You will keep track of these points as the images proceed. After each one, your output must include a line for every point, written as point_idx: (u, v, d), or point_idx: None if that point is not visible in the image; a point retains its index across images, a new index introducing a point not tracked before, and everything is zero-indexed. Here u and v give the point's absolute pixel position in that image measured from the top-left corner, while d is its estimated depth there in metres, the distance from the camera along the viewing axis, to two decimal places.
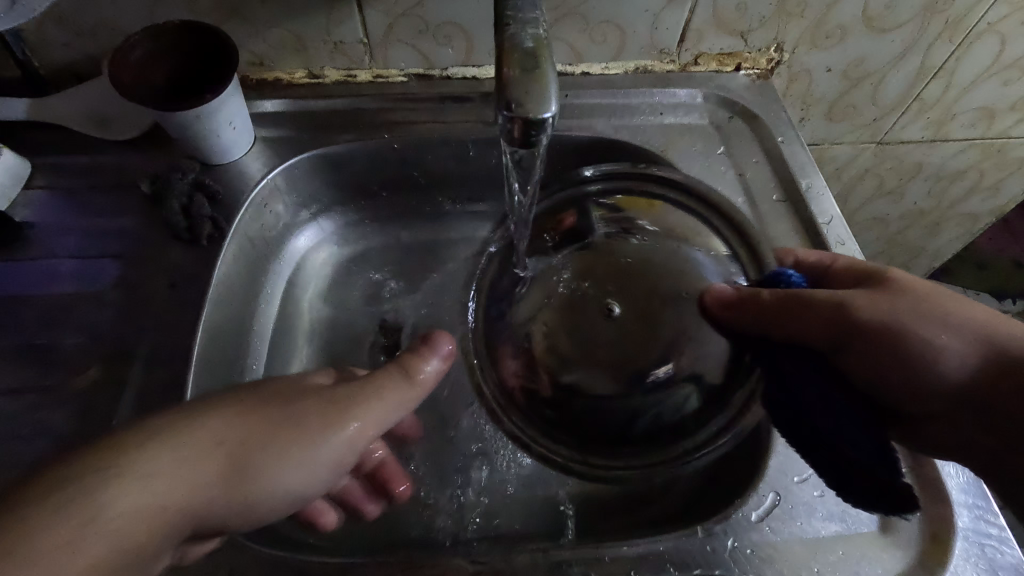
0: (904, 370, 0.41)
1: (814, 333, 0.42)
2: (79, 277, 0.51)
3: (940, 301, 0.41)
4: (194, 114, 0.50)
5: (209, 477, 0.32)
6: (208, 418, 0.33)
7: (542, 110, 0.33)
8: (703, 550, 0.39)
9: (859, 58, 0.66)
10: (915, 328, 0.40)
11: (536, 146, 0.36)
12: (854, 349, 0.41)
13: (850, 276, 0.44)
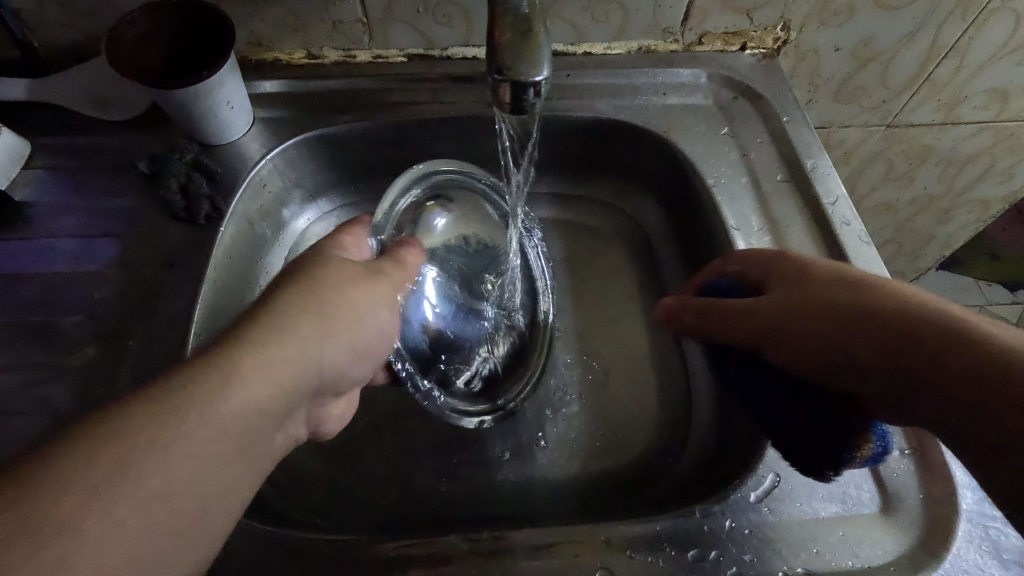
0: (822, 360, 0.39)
1: (738, 335, 0.43)
2: (78, 256, 0.51)
3: (837, 288, 0.40)
4: (191, 92, 0.50)
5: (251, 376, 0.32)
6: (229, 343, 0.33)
7: (532, 74, 0.33)
8: (699, 529, 0.39)
9: (868, 37, 0.64)
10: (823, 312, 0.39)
11: (530, 112, 0.35)
12: (766, 343, 0.41)
13: (771, 273, 0.43)
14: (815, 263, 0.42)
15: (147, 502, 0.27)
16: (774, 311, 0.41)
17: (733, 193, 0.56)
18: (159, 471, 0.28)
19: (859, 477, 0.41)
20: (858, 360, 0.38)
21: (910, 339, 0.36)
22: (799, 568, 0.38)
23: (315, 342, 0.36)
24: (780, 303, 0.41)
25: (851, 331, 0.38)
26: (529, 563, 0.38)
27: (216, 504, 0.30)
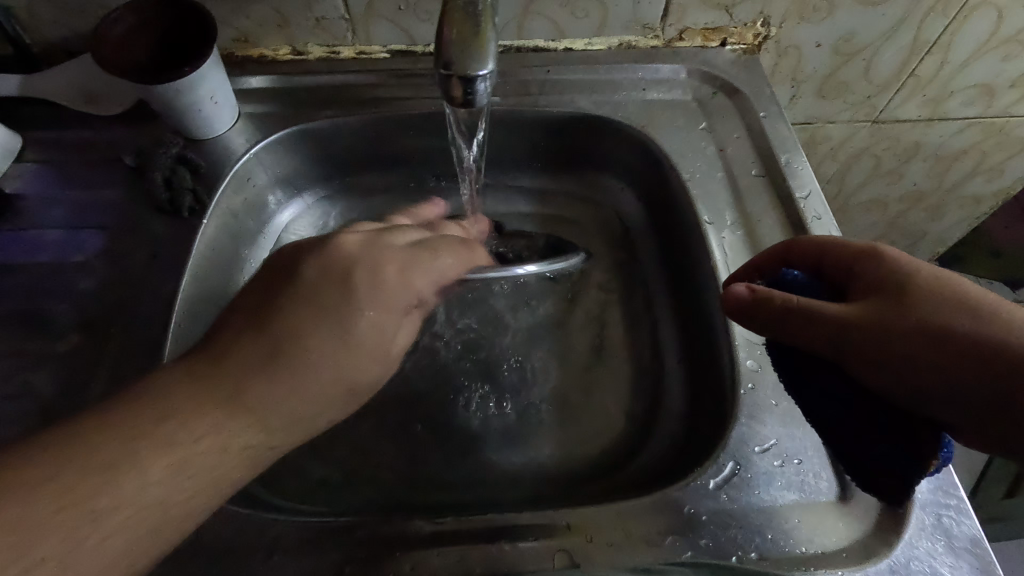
0: (920, 376, 0.36)
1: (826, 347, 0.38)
2: (64, 247, 0.52)
3: (938, 303, 0.37)
4: (175, 87, 0.51)
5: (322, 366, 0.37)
6: (314, 334, 0.37)
7: (478, 69, 0.35)
8: (659, 515, 0.40)
9: (849, 33, 0.65)
10: (923, 330, 0.36)
11: (478, 105, 0.38)
12: (859, 357, 0.38)
13: (856, 271, 0.40)
14: (904, 260, 0.39)
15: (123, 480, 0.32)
16: (876, 323, 0.37)
17: (708, 187, 0.57)
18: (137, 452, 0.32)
19: (818, 467, 0.42)
20: (960, 374, 0.35)
21: (1011, 354, 0.35)
22: (753, 552, 0.38)
23: (381, 348, 0.39)
24: (875, 313, 0.37)
25: (954, 344, 0.35)
26: (492, 544, 0.39)
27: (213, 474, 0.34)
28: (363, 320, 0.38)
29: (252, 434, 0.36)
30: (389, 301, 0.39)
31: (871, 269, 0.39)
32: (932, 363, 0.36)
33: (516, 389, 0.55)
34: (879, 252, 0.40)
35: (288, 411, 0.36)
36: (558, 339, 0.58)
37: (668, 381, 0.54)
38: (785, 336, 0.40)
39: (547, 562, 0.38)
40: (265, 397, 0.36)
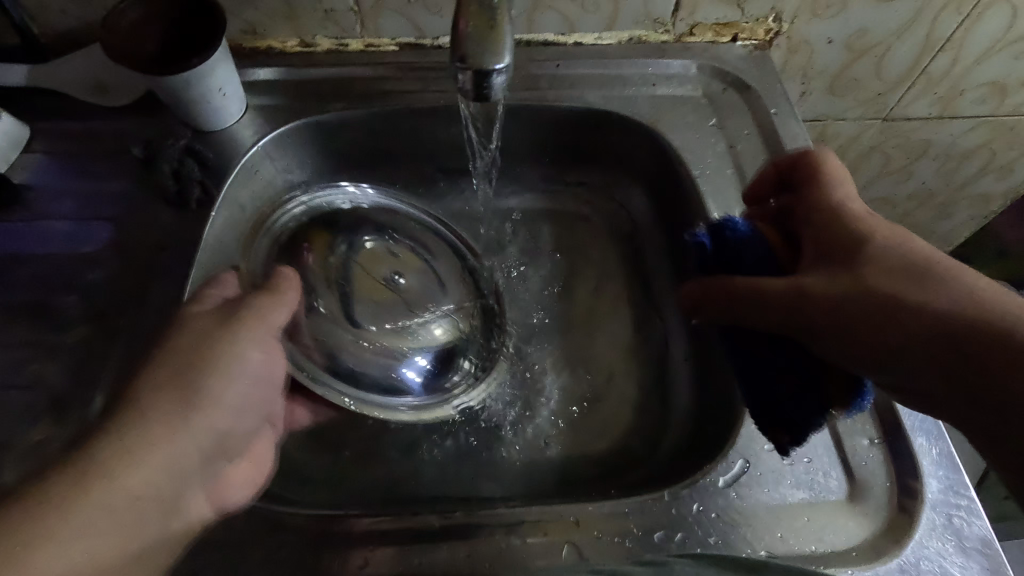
0: (854, 341, 0.37)
1: (769, 316, 0.40)
2: (73, 238, 0.52)
3: (886, 268, 0.37)
4: (183, 79, 0.51)
5: (156, 379, 0.36)
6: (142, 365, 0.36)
7: (494, 62, 0.35)
8: (669, 512, 0.40)
9: (862, 29, 0.64)
10: (871, 297, 0.36)
11: (493, 100, 0.37)
12: (793, 322, 0.39)
13: (811, 236, 0.41)
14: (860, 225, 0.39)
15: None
16: (818, 292, 0.37)
17: (718, 184, 0.56)
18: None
19: (828, 465, 0.42)
20: (897, 340, 0.36)
21: (954, 322, 0.35)
22: (762, 551, 0.38)
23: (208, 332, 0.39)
24: (818, 282, 0.38)
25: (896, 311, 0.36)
26: (501, 541, 0.39)
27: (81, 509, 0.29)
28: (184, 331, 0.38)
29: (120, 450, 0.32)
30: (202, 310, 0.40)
31: (823, 234, 0.40)
32: (876, 329, 0.36)
33: (523, 385, 0.55)
34: (835, 216, 0.40)
35: (138, 437, 0.33)
36: (566, 336, 0.58)
37: (676, 377, 0.54)
38: (737, 313, 0.42)
39: (555, 558, 0.38)
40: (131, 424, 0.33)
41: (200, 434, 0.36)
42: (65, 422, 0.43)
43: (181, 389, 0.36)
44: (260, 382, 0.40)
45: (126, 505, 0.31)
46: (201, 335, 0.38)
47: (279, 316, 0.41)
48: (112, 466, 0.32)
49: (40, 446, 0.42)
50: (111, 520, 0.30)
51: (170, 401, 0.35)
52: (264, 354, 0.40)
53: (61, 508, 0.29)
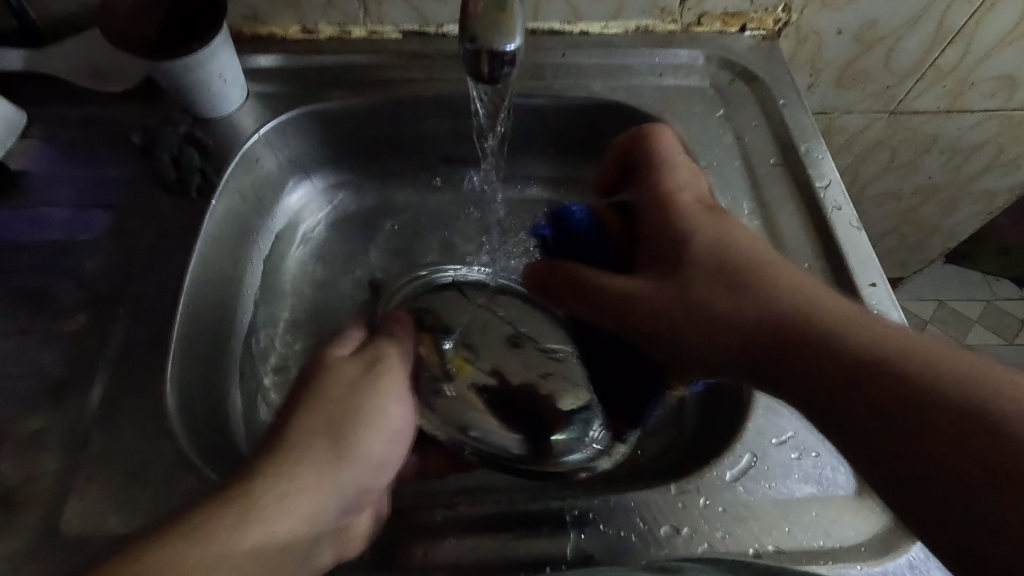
0: (671, 331, 0.38)
1: (605, 316, 0.41)
2: (71, 225, 0.51)
3: (692, 270, 0.38)
4: (184, 63, 0.50)
5: (311, 425, 0.36)
6: (291, 407, 0.36)
7: (505, 43, 0.34)
8: (676, 507, 0.39)
9: (872, 20, 0.63)
10: (666, 296, 0.38)
11: (503, 80, 0.37)
12: (626, 309, 0.40)
13: (646, 231, 0.41)
14: (676, 224, 0.40)
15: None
16: (639, 300, 0.39)
17: (725, 175, 0.56)
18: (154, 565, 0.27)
19: (836, 460, 0.41)
20: (718, 335, 0.36)
21: (722, 313, 0.36)
22: (770, 545, 0.38)
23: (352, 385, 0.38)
24: (625, 286, 0.40)
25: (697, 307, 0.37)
26: (506, 534, 0.39)
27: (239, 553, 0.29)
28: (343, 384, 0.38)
29: (274, 501, 0.32)
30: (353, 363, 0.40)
31: (650, 233, 0.41)
32: (670, 323, 0.38)
33: None
34: (662, 210, 0.41)
35: (288, 485, 0.33)
36: None
37: None
38: (584, 311, 0.43)
39: (561, 551, 0.38)
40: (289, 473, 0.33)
41: (343, 490, 0.35)
42: (63, 410, 0.43)
43: (331, 438, 0.35)
44: (400, 433, 0.39)
45: (269, 553, 0.30)
46: (349, 385, 0.38)
47: (395, 353, 0.42)
48: (271, 512, 0.31)
49: (37, 435, 0.42)
50: (254, 567, 0.29)
51: (321, 454, 0.35)
52: (404, 410, 0.40)
53: (220, 550, 0.29)
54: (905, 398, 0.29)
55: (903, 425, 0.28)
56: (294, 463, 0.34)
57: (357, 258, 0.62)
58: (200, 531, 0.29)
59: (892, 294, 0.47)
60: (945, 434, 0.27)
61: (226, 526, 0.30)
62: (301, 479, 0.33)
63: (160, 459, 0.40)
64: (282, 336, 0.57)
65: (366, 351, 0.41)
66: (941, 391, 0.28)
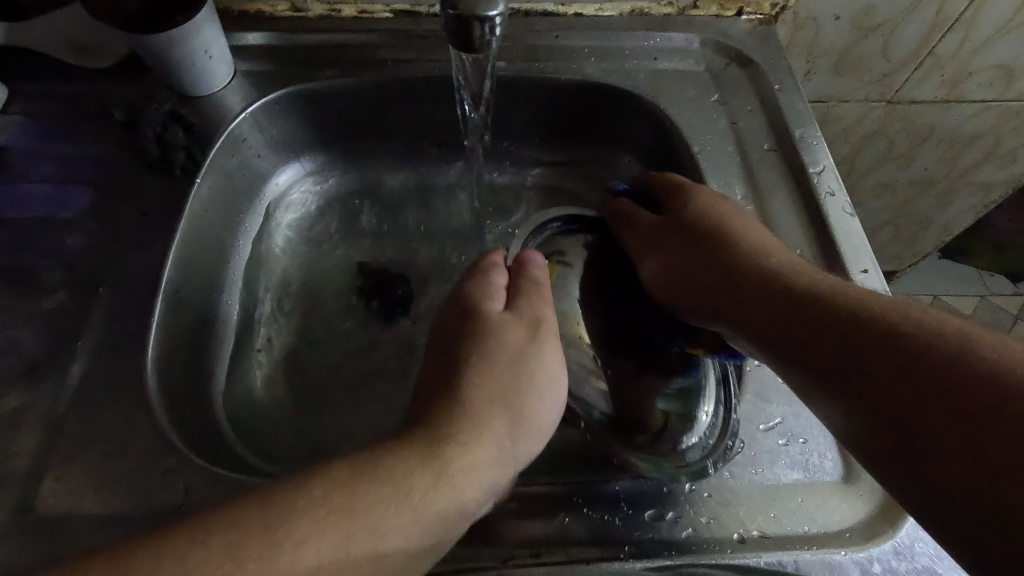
0: (700, 280, 0.45)
1: (632, 251, 0.50)
2: (51, 203, 0.50)
3: (722, 237, 0.45)
4: (166, 37, 0.48)
5: (486, 393, 0.38)
6: (464, 373, 0.39)
7: (489, 8, 0.35)
8: (662, 491, 0.39)
9: (870, 6, 0.62)
10: (700, 255, 0.45)
11: (486, 48, 0.38)
12: (647, 259, 0.48)
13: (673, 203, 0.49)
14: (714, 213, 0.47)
15: (354, 538, 0.30)
16: (664, 241, 0.48)
17: (719, 160, 0.55)
18: (334, 517, 0.30)
19: (824, 446, 0.41)
20: (732, 289, 0.42)
21: (757, 276, 0.42)
22: (755, 530, 0.38)
23: (520, 350, 0.40)
24: (653, 229, 0.49)
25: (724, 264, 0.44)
26: (488, 518, 0.38)
27: (424, 514, 0.32)
28: (502, 342, 0.40)
29: (456, 457, 0.34)
30: (511, 328, 0.41)
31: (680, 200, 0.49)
32: (691, 269, 0.46)
33: None
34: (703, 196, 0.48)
35: (471, 454, 0.35)
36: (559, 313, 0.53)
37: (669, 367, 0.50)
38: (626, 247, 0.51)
39: (543, 537, 0.38)
40: (464, 431, 0.36)
41: (519, 458, 0.37)
42: (40, 390, 0.42)
43: (507, 409, 0.38)
44: (558, 396, 0.41)
45: (452, 515, 0.33)
46: (515, 353, 0.40)
47: (548, 313, 0.44)
48: (455, 476, 0.34)
49: (13, 413, 0.41)
50: (436, 523, 0.32)
51: (495, 427, 0.37)
52: (560, 374, 0.41)
53: (395, 507, 0.31)
54: (919, 350, 0.32)
55: (915, 369, 0.32)
56: (471, 426, 0.36)
57: (345, 241, 0.62)
58: (398, 487, 0.32)
59: (884, 281, 0.46)
60: (936, 381, 0.31)
61: (418, 488, 0.32)
62: (481, 449, 0.35)
63: (140, 440, 0.40)
64: (268, 319, 0.56)
65: (522, 311, 0.43)
66: (920, 336, 0.33)
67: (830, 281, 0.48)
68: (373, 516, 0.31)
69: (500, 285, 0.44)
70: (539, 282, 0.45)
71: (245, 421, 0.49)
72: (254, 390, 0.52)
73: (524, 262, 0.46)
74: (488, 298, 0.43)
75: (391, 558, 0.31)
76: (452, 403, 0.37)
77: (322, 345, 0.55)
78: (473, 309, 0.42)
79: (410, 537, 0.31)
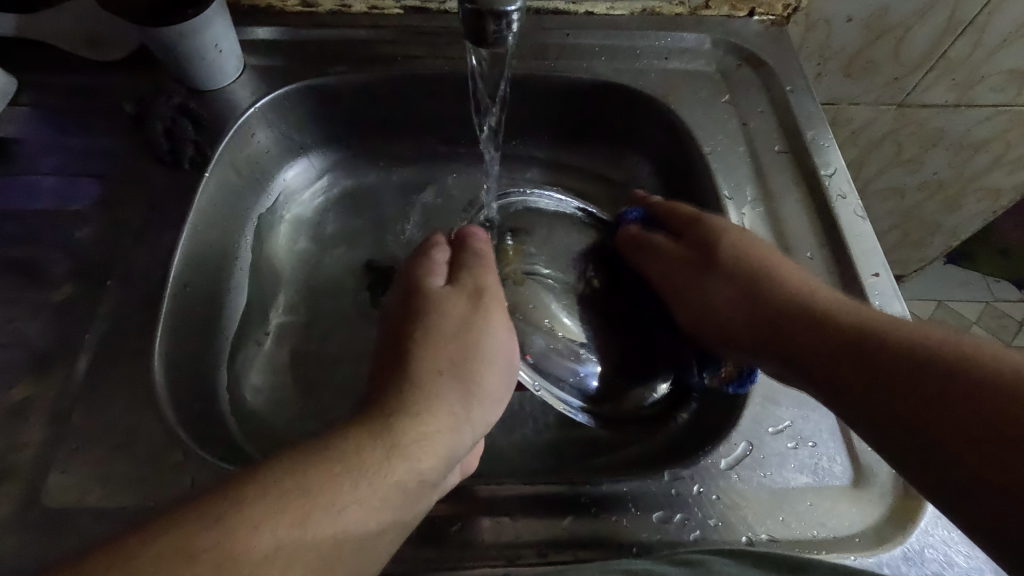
0: (744, 310, 0.43)
1: (658, 280, 0.48)
2: (59, 195, 0.50)
3: (755, 265, 0.44)
4: (179, 30, 0.48)
5: (435, 364, 0.37)
6: (410, 343, 0.38)
7: (507, 3, 0.35)
8: (668, 494, 0.39)
9: (883, 8, 0.62)
10: (735, 285, 0.44)
11: (503, 44, 0.38)
12: (683, 294, 0.47)
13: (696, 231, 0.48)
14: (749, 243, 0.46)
15: (315, 516, 0.29)
16: (696, 269, 0.47)
17: (729, 161, 0.55)
18: (292, 497, 0.29)
19: (833, 450, 0.41)
20: (777, 324, 0.41)
21: (798, 307, 0.41)
22: (763, 534, 0.37)
23: (460, 318, 0.39)
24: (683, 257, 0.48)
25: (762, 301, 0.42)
26: (496, 518, 0.38)
27: (376, 489, 0.32)
28: (442, 312, 0.40)
29: (404, 427, 0.34)
30: (453, 299, 0.41)
31: (699, 227, 0.48)
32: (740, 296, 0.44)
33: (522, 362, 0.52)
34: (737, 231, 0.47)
35: (425, 424, 0.34)
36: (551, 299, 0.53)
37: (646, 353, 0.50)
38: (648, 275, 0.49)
39: (551, 537, 0.37)
40: (408, 403, 0.35)
41: (474, 425, 0.37)
42: (46, 381, 0.42)
43: (456, 376, 0.37)
44: (511, 364, 0.40)
45: (411, 486, 0.33)
46: (461, 321, 0.39)
47: (492, 282, 0.43)
48: (407, 448, 0.33)
49: (20, 404, 0.41)
50: (396, 495, 0.32)
51: (442, 393, 0.36)
52: (509, 337, 0.40)
53: (348, 482, 0.31)
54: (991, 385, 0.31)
55: (979, 400, 0.30)
56: (419, 397, 0.35)
57: (352, 237, 0.61)
58: (355, 464, 0.32)
59: (895, 285, 0.46)
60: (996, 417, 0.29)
61: (369, 463, 0.32)
62: (429, 421, 0.35)
63: (146, 433, 0.40)
64: (275, 315, 0.56)
65: (465, 284, 0.42)
66: (983, 367, 0.31)
67: (841, 284, 0.47)
68: (329, 492, 0.30)
69: (440, 258, 0.44)
70: (484, 254, 0.45)
71: (250, 416, 0.49)
72: (260, 385, 0.51)
73: (466, 236, 0.45)
74: (429, 273, 0.43)
75: (360, 532, 0.31)
76: (399, 375, 0.36)
77: (328, 342, 0.55)
78: (416, 287, 0.42)
79: (366, 514, 0.31)
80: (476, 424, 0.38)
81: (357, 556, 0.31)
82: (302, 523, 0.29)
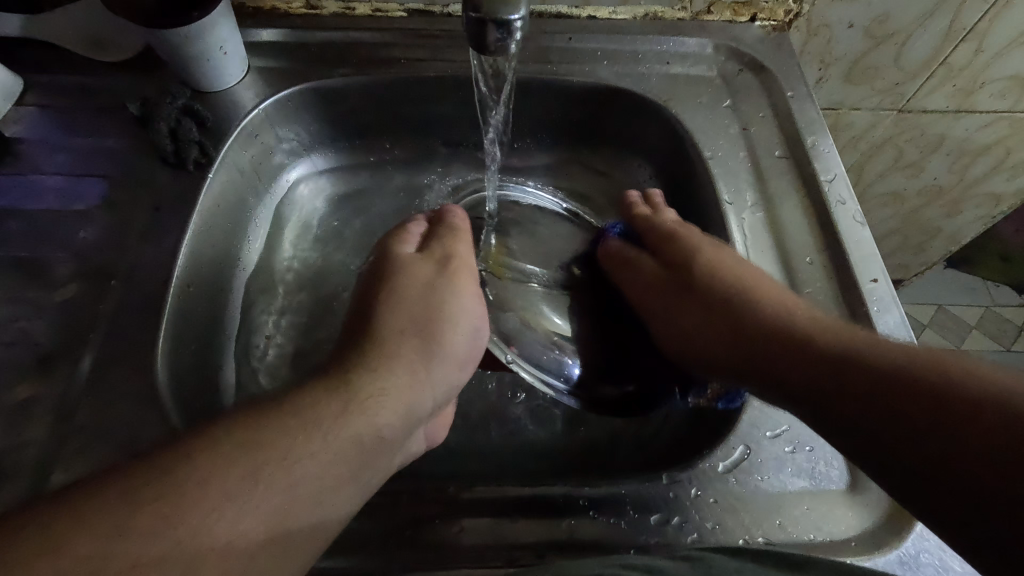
0: (713, 331, 0.44)
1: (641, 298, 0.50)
2: (64, 194, 0.51)
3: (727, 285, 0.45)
4: (183, 33, 0.49)
5: (397, 326, 0.38)
6: (380, 308, 0.40)
7: (510, 12, 0.35)
8: (664, 495, 0.39)
9: (883, 15, 0.62)
10: (717, 310, 0.45)
11: (506, 52, 0.38)
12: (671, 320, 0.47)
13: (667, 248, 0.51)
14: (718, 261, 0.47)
15: (267, 466, 0.30)
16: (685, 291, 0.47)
17: (730, 167, 0.55)
18: (244, 449, 0.30)
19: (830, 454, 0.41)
20: (757, 355, 0.40)
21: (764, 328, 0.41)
22: (760, 537, 0.38)
23: (425, 281, 0.41)
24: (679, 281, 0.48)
25: (732, 325, 0.43)
26: (494, 519, 0.38)
27: (334, 444, 0.32)
28: (409, 279, 0.42)
29: (366, 385, 0.35)
30: (419, 267, 0.42)
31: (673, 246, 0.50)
32: (718, 320, 0.44)
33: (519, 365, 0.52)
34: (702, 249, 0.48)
35: (386, 380, 0.35)
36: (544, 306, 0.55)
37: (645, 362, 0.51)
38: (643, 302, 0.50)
39: (550, 539, 0.38)
40: (367, 361, 0.36)
41: (437, 385, 0.38)
42: (51, 379, 0.42)
43: (418, 336, 0.38)
44: (469, 324, 0.41)
45: (369, 441, 0.33)
46: (425, 286, 0.41)
47: (461, 250, 0.45)
48: (366, 404, 0.34)
49: (24, 402, 0.41)
50: (355, 450, 0.33)
51: (405, 352, 0.37)
52: (475, 303, 0.42)
53: (301, 433, 0.31)
54: (967, 408, 0.29)
55: (951, 424, 0.29)
56: (380, 355, 0.36)
57: (355, 238, 0.62)
58: (312, 417, 0.32)
59: (893, 291, 0.46)
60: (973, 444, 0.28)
61: (326, 415, 0.32)
62: (390, 377, 0.36)
63: (148, 432, 0.40)
64: (277, 316, 0.56)
65: (434, 250, 0.44)
66: (954, 384, 0.30)
67: (840, 290, 0.48)
68: (280, 441, 0.30)
69: (416, 232, 0.47)
70: (456, 227, 0.47)
71: None
72: (261, 386, 0.52)
73: (442, 213, 0.48)
74: (402, 241, 0.45)
75: (322, 496, 0.31)
76: (361, 339, 0.38)
77: (330, 343, 0.55)
78: (389, 251, 0.44)
79: (315, 465, 0.31)
80: (438, 384, 0.38)
81: (318, 517, 0.31)
82: (249, 472, 0.29)
